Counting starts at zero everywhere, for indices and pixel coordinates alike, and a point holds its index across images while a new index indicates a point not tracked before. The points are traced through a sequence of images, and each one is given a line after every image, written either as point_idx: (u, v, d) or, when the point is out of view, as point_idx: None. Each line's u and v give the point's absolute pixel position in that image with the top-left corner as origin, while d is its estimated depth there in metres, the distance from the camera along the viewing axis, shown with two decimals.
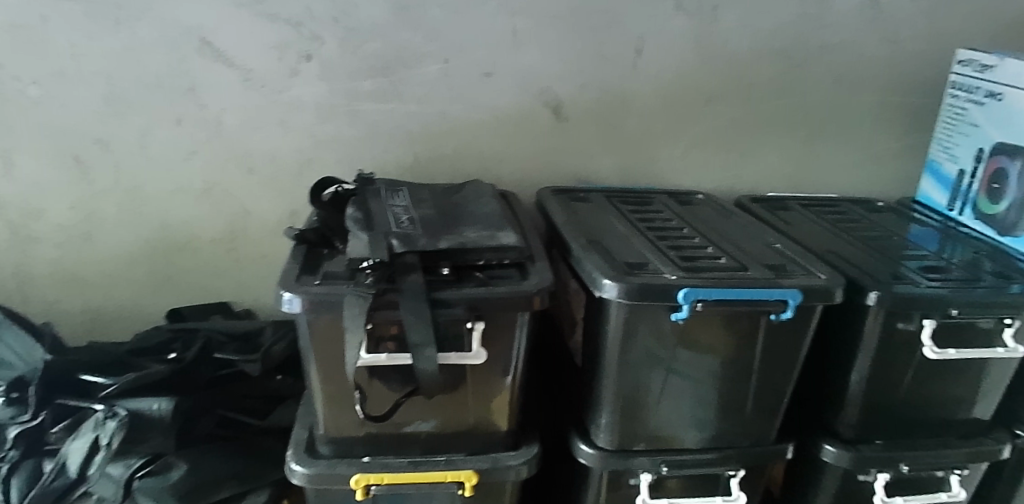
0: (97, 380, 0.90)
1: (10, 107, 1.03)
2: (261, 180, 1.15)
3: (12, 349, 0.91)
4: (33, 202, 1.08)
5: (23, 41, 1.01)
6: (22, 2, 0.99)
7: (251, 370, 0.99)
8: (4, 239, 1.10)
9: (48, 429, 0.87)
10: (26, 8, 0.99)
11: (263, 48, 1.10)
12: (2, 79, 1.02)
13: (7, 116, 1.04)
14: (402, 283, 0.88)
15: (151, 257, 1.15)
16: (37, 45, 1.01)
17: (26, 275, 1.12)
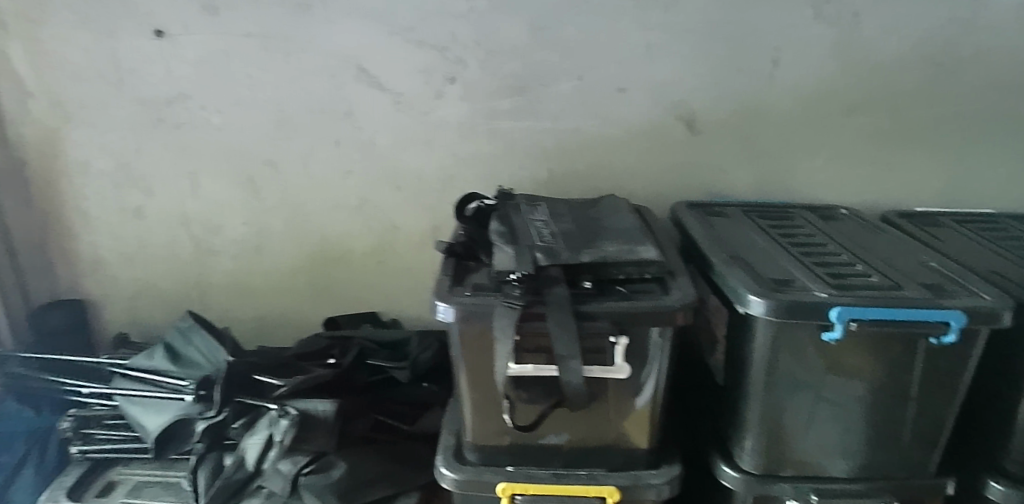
0: (270, 381, 0.99)
1: (196, 133, 1.15)
2: (407, 196, 1.22)
3: (200, 350, 1.00)
4: (212, 219, 1.19)
5: (210, 74, 1.12)
6: (210, 40, 1.11)
7: (401, 377, 1.07)
8: (187, 252, 1.21)
9: (229, 424, 0.95)
10: (214, 45, 1.11)
11: (412, 72, 1.18)
12: (192, 109, 1.14)
13: (194, 141, 1.15)
14: (548, 296, 0.90)
15: (310, 268, 1.23)
16: (221, 77, 1.13)
17: (204, 286, 1.23)
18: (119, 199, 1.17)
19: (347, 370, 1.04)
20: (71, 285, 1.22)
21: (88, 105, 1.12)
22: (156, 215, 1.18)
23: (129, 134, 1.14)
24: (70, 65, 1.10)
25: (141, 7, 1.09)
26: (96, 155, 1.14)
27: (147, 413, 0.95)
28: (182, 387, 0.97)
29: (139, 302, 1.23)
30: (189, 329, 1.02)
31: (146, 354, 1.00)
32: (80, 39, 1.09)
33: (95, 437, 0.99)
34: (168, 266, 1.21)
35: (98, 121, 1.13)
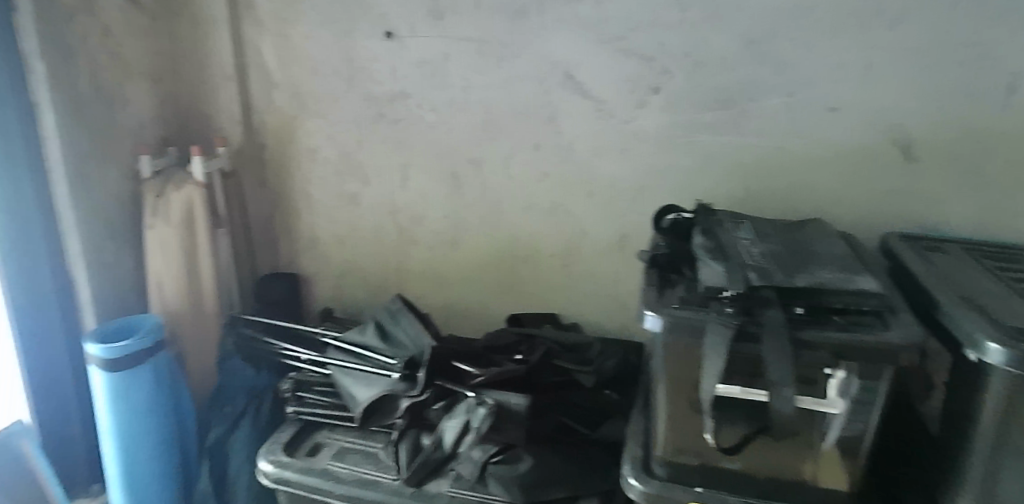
0: (468, 369, 1.03)
1: (411, 128, 1.24)
2: (600, 203, 1.23)
3: (405, 332, 1.08)
4: (418, 209, 1.29)
5: (429, 75, 1.21)
6: (431, 42, 1.19)
7: (585, 381, 1.06)
8: (393, 238, 1.32)
9: (430, 405, 1.00)
10: (434, 46, 1.19)
11: (618, 81, 1.18)
12: (409, 106, 1.23)
13: (407, 135, 1.25)
14: (762, 317, 0.86)
15: (499, 265, 1.29)
16: (438, 78, 1.21)
17: (403, 271, 1.34)
18: (338, 185, 1.31)
19: (536, 368, 1.05)
20: (291, 258, 1.38)
21: (321, 99, 1.27)
22: (368, 202, 1.31)
23: (353, 127, 1.26)
24: (309, 61, 1.24)
25: (376, 10, 1.19)
26: (323, 144, 1.29)
27: (357, 385, 1.02)
28: (389, 365, 1.04)
29: (344, 282, 1.37)
30: (397, 312, 1.11)
31: (359, 330, 1.10)
32: (320, 38, 1.23)
33: (307, 400, 1.07)
34: (373, 249, 1.34)
35: (327, 113, 1.27)
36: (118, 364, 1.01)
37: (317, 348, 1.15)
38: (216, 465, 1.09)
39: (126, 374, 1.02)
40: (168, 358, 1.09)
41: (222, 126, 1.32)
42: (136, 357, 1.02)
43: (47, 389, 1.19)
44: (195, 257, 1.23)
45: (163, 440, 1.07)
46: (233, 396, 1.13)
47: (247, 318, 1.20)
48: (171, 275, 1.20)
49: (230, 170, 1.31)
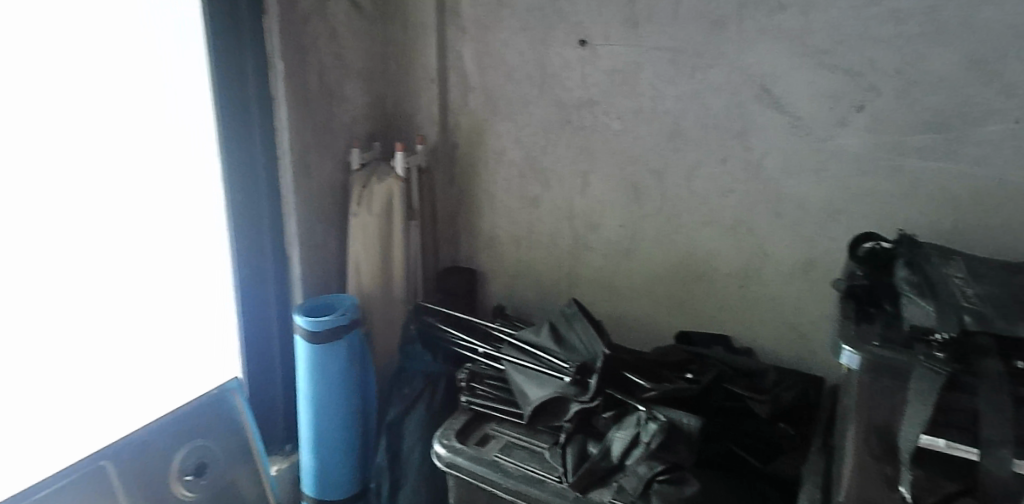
0: (640, 382, 1.05)
1: (597, 137, 1.44)
2: (786, 224, 1.28)
3: (581, 338, 1.14)
4: (596, 218, 1.49)
5: (620, 82, 1.38)
6: (624, 52, 1.36)
7: (760, 410, 1.03)
8: (570, 244, 1.55)
9: (598, 413, 1.03)
10: (627, 56, 1.36)
11: (818, 97, 1.19)
12: (598, 113, 1.42)
13: (594, 146, 1.45)
14: (979, 369, 0.74)
15: (670, 280, 1.44)
16: (629, 86, 1.37)
17: (575, 277, 1.57)
18: (522, 187, 1.58)
19: (709, 389, 1.04)
20: (470, 255, 1.72)
21: (512, 103, 1.53)
22: (548, 206, 1.55)
23: (541, 133, 1.51)
24: (504, 66, 1.51)
25: (573, 20, 1.40)
26: (510, 146, 1.56)
27: (530, 383, 1.11)
28: (562, 368, 1.11)
29: (517, 280, 1.66)
30: (573, 316, 1.18)
31: (535, 331, 1.20)
32: (517, 45, 1.48)
33: (477, 391, 1.20)
34: (550, 251, 1.59)
35: (518, 116, 1.53)
36: (319, 338, 1.30)
37: (490, 341, 1.39)
38: (391, 442, 1.34)
39: (325, 344, 1.31)
40: (359, 337, 1.38)
41: (421, 126, 1.65)
42: (329, 332, 1.31)
43: (257, 347, 1.49)
44: (390, 251, 1.56)
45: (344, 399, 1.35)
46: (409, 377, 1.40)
47: (428, 307, 1.50)
48: (367, 261, 1.53)
49: (427, 166, 1.63)
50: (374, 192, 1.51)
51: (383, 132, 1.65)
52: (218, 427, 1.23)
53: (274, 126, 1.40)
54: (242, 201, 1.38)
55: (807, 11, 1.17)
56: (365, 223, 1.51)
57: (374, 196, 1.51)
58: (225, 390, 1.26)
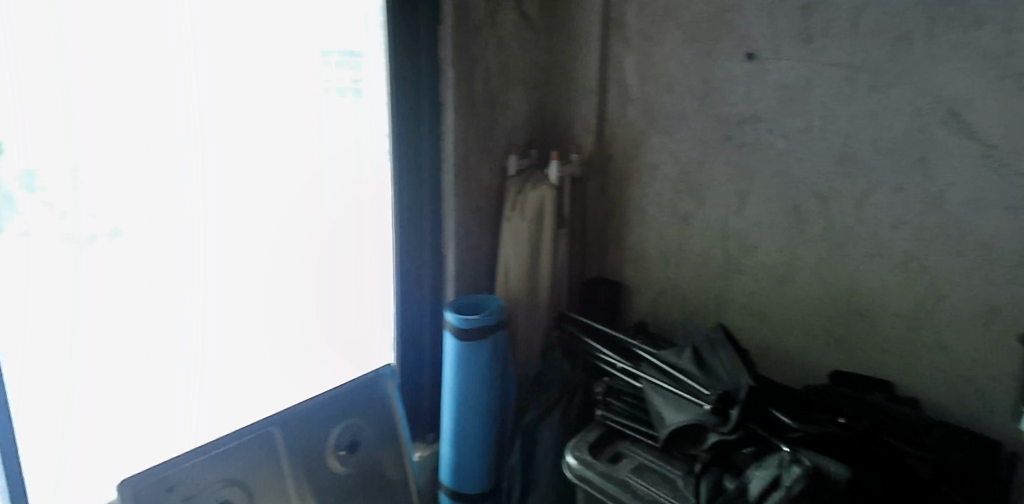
0: (786, 420, 1.04)
1: (758, 153, 1.46)
2: (968, 265, 1.21)
3: (725, 366, 1.16)
4: (751, 242, 1.51)
5: (788, 98, 1.39)
6: (795, 68, 1.37)
7: (920, 469, 0.96)
8: (721, 266, 1.58)
9: (739, 448, 1.04)
10: (797, 73, 1.37)
11: (1016, 125, 1.12)
12: (761, 131, 1.45)
13: (754, 166, 1.47)
14: None
15: (826, 313, 1.41)
16: (798, 102, 1.38)
17: (724, 300, 1.59)
18: (675, 203, 1.65)
19: (858, 443, 0.96)
20: (615, 267, 1.83)
21: (670, 116, 1.62)
22: (700, 224, 1.60)
23: (699, 150, 1.57)
24: (665, 77, 1.61)
25: (741, 34, 1.45)
26: (665, 159, 1.65)
27: (667, 406, 1.17)
28: (702, 395, 1.14)
29: (660, 300, 1.73)
30: (718, 342, 1.22)
31: (677, 353, 1.24)
32: (682, 56, 1.57)
33: (614, 406, 1.31)
34: (698, 270, 1.63)
35: (675, 130, 1.61)
36: (465, 334, 1.45)
37: (632, 356, 1.42)
38: (526, 443, 1.49)
39: (472, 342, 1.46)
40: (504, 335, 1.51)
41: (579, 135, 1.81)
42: (474, 329, 1.45)
43: (411, 329, 1.78)
44: (538, 247, 1.75)
45: (485, 395, 1.49)
46: (550, 384, 1.51)
47: (572, 317, 1.61)
48: (515, 262, 1.74)
49: (580, 175, 1.78)
50: (528, 200, 1.72)
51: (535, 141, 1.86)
52: (374, 412, 1.40)
53: (444, 129, 1.66)
54: (414, 196, 1.69)
55: (1009, 28, 1.11)
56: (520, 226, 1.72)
57: (528, 202, 1.71)
58: (381, 374, 1.43)
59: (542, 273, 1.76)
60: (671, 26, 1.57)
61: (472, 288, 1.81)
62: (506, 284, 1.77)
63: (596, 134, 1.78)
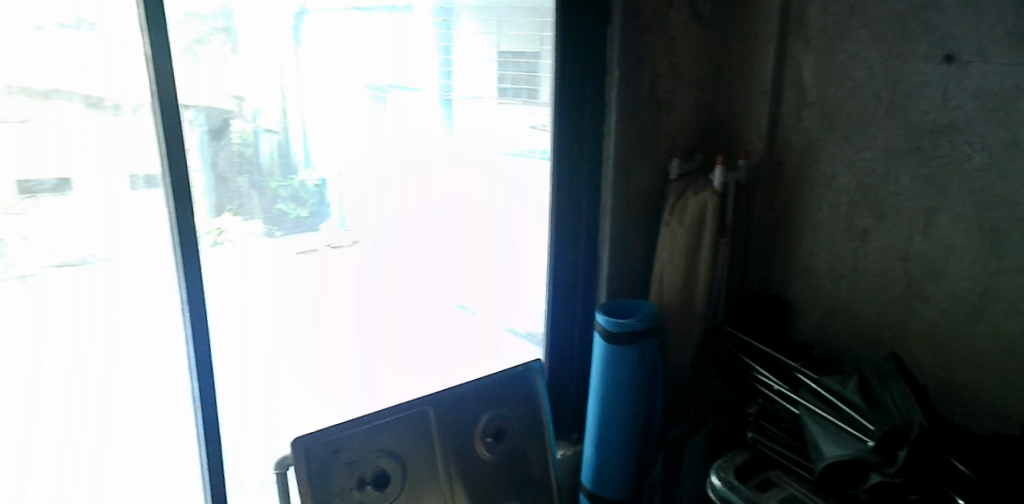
0: (966, 472, 1.46)
1: (958, 171, 1.95)
2: None
3: (896, 404, 1.58)
4: (937, 269, 2.04)
5: (1001, 103, 1.84)
6: (1005, 74, 1.82)
7: None
8: (909, 289, 2.11)
9: (910, 494, 1.49)
10: (1009, 79, 1.82)
11: None
12: (962, 144, 1.93)
13: (950, 183, 1.97)
14: None
15: (1012, 350, 1.91)
16: (1009, 103, 1.82)
17: (907, 323, 2.14)
18: (855, 223, 2.24)
19: (925, 429, 1.49)
20: (783, 270, 2.52)
21: (847, 124, 2.23)
22: (878, 244, 2.18)
23: (892, 157, 2.10)
24: (850, 81, 2.20)
25: (942, 44, 1.95)
26: (844, 169, 2.25)
27: (828, 440, 1.62)
28: (868, 431, 1.57)
29: (828, 318, 2.37)
30: (888, 378, 1.65)
31: (843, 383, 1.70)
32: (867, 64, 2.15)
33: (766, 430, 1.86)
34: (879, 292, 2.20)
35: (858, 138, 2.19)
36: (612, 335, 2.22)
37: (798, 381, 1.91)
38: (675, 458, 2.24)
39: (618, 344, 2.21)
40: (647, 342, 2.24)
41: (750, 138, 2.56)
42: (620, 327, 2.20)
43: (559, 325, 2.71)
44: (697, 252, 2.46)
45: (629, 386, 2.23)
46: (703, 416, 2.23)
47: (727, 332, 2.25)
48: (671, 268, 2.50)
49: (750, 181, 2.53)
50: (689, 204, 2.46)
51: (689, 148, 2.68)
52: (516, 402, 1.76)
53: (606, 125, 2.52)
54: (571, 199, 2.56)
55: None
56: (677, 230, 2.47)
57: (688, 207, 2.46)
58: (531, 368, 1.81)
59: (702, 270, 2.46)
60: (856, 23, 2.16)
61: (624, 282, 2.70)
62: (660, 292, 2.54)
63: (770, 140, 2.49)
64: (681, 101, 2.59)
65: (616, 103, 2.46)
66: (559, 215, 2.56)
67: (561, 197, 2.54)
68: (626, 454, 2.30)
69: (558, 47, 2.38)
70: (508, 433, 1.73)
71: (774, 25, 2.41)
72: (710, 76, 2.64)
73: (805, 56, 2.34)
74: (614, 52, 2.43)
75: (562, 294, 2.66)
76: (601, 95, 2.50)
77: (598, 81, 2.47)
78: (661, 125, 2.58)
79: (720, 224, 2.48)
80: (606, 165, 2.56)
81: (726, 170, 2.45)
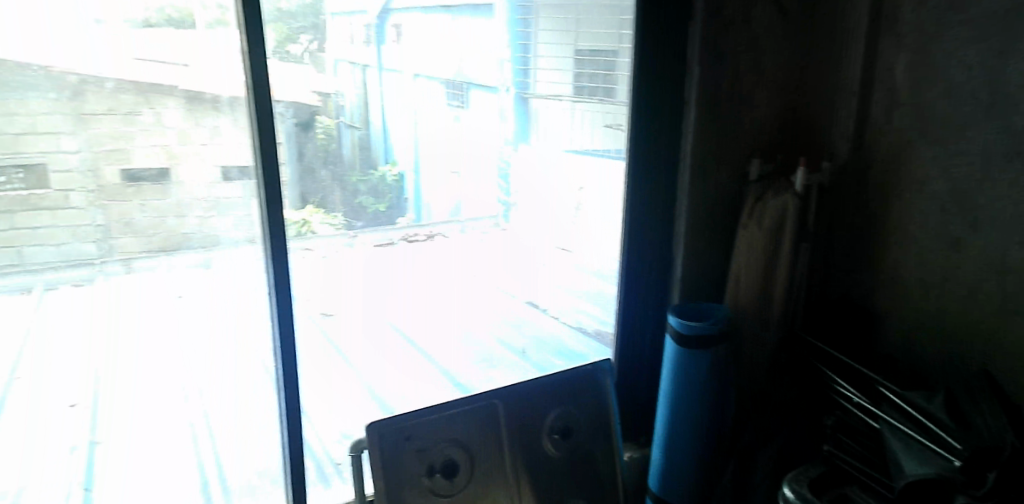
0: None
1: None
2: None
3: (986, 425, 1.62)
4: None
5: None
6: None
7: None
8: (1001, 298, 2.17)
9: None
10: None
11: None
12: None
13: None
14: None
15: None
16: None
17: (998, 332, 2.19)
18: (946, 231, 2.32)
19: (1015, 451, 1.52)
20: (871, 274, 2.64)
21: (939, 127, 2.32)
22: (970, 252, 2.26)
23: (984, 164, 2.19)
24: (944, 82, 2.30)
25: None
26: (934, 174, 2.35)
27: (909, 458, 1.67)
28: (952, 452, 1.60)
29: (915, 327, 2.47)
30: (974, 401, 1.69)
31: (928, 401, 1.75)
32: (965, 65, 2.23)
33: (843, 447, 1.99)
34: (969, 299, 2.27)
35: (949, 143, 2.29)
36: (682, 338, 2.41)
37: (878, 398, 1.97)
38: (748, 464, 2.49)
39: (688, 348, 2.42)
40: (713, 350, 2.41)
41: (839, 136, 2.73)
42: (694, 329, 2.39)
43: (631, 313, 2.95)
44: (774, 256, 2.65)
45: (699, 389, 2.43)
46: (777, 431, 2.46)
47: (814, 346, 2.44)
48: (744, 273, 2.68)
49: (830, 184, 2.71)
50: (770, 208, 2.63)
51: (769, 145, 2.87)
52: (580, 394, 2.02)
53: (686, 126, 2.73)
54: (647, 198, 2.81)
55: None
56: (754, 232, 2.65)
57: (768, 210, 2.63)
58: (600, 367, 2.06)
59: (779, 267, 2.65)
60: (956, 16, 2.25)
61: (697, 273, 2.91)
62: (736, 293, 2.71)
63: (858, 141, 2.64)
64: (762, 99, 2.79)
65: (695, 101, 2.68)
66: (636, 211, 2.81)
67: (639, 187, 2.79)
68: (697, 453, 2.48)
69: (639, 44, 2.61)
70: (575, 432, 1.99)
71: (866, 19, 2.56)
72: (797, 75, 2.82)
73: (899, 52, 2.47)
74: (695, 46, 2.63)
75: (640, 288, 2.86)
76: (681, 92, 2.72)
77: (679, 81, 2.69)
78: (741, 122, 2.78)
79: (801, 227, 2.67)
80: (683, 163, 2.77)
81: (809, 173, 2.61)
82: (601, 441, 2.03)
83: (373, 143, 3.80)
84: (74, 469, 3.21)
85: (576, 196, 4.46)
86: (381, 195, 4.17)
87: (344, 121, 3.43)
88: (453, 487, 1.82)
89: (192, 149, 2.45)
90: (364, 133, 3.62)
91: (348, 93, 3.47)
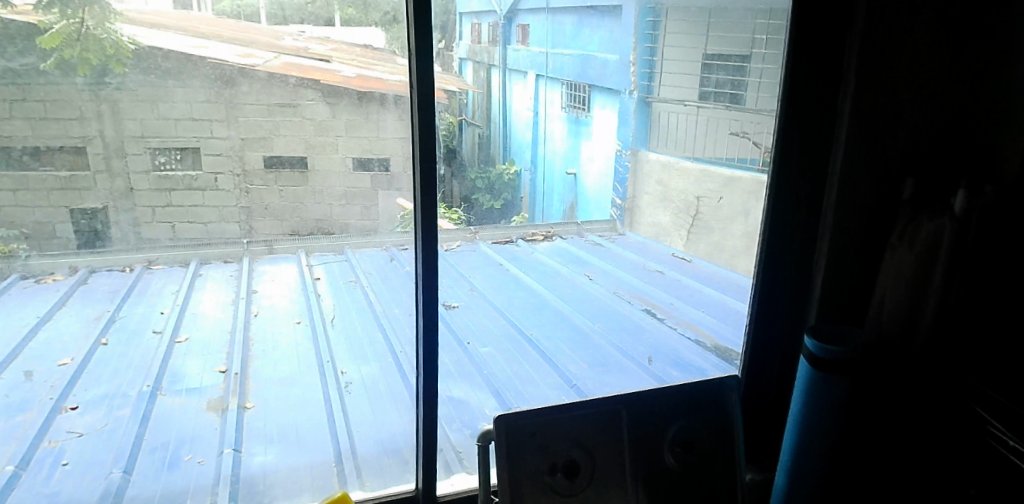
0: None
1: None
2: None
3: None
4: None
5: None
6: None
7: None
8: None
9: None
10: None
11: None
12: None
13: None
14: None
15: None
16: None
17: None
18: None
19: None
20: None
21: None
22: None
23: None
24: None
25: None
26: None
27: None
28: None
29: None
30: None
31: None
32: None
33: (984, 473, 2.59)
34: None
35: None
36: (820, 348, 2.70)
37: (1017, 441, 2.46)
38: None
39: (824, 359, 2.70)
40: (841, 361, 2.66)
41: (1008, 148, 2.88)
42: (830, 354, 2.67)
43: (765, 322, 3.16)
44: (927, 273, 2.94)
45: (835, 400, 2.71)
46: None
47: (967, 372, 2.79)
48: (891, 294, 3.04)
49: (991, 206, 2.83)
50: (921, 231, 2.90)
51: (926, 164, 2.93)
52: (692, 396, 2.40)
53: (835, 139, 2.87)
54: (787, 216, 2.98)
55: None
56: (904, 253, 2.94)
57: (920, 230, 2.90)
58: (726, 383, 2.45)
59: (931, 287, 2.94)
60: None
61: (836, 285, 3.05)
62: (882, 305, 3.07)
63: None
64: (923, 114, 2.84)
65: (848, 112, 2.81)
66: (779, 224, 3.01)
67: (781, 193, 2.97)
68: (826, 464, 2.78)
69: (789, 55, 2.80)
70: (695, 445, 2.40)
71: None
72: (959, 88, 2.84)
73: None
74: (852, 57, 2.75)
75: (776, 297, 3.10)
76: (834, 104, 2.84)
77: (832, 93, 2.82)
78: (902, 139, 2.87)
79: (955, 251, 2.88)
80: (831, 180, 2.91)
81: (969, 197, 2.82)
82: (716, 457, 2.43)
83: (495, 139, 4.09)
84: (227, 428, 3.43)
85: (698, 199, 5.29)
86: (497, 193, 4.48)
87: (466, 120, 3.67)
88: (574, 486, 2.24)
89: (324, 139, 3.64)
90: (482, 131, 3.86)
91: (473, 94, 3.71)
